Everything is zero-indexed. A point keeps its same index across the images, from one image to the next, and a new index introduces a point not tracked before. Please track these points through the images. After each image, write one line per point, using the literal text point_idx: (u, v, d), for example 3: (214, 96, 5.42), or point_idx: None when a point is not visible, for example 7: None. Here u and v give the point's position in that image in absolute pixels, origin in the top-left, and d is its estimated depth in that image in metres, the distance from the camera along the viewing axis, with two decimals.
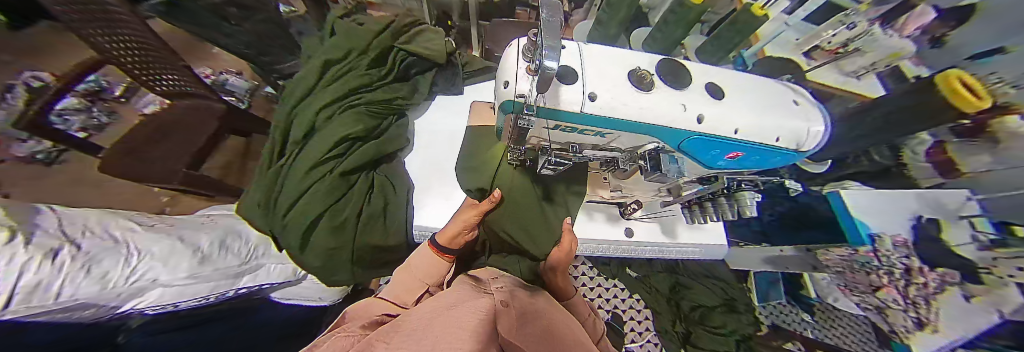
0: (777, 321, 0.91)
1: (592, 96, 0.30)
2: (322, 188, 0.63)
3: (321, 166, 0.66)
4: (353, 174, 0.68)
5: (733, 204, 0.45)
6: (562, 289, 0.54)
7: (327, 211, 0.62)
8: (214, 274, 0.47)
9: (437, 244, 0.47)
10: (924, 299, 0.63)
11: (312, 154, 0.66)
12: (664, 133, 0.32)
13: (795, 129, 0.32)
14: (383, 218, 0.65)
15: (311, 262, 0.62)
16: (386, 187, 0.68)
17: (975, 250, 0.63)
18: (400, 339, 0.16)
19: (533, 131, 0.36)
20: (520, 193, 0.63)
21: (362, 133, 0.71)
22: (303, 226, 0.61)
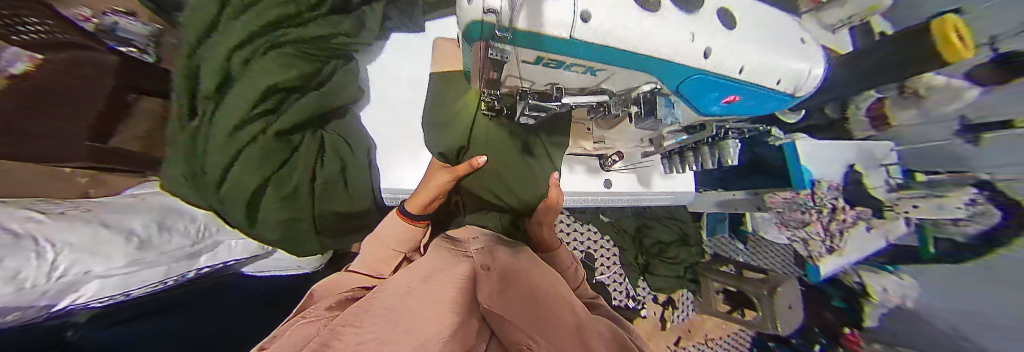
0: (718, 250, 1.11)
1: (586, 16, 0.23)
2: (257, 154, 0.52)
3: (250, 124, 0.51)
4: (293, 135, 0.59)
5: (715, 153, 0.50)
6: (549, 241, 0.56)
7: (272, 181, 0.54)
8: (166, 258, 0.42)
9: (406, 211, 0.46)
10: (839, 230, 0.76)
11: (228, 110, 0.49)
12: (662, 71, 0.29)
13: (791, 70, 0.31)
14: (344, 184, 0.63)
15: (267, 236, 0.56)
16: (339, 149, 0.64)
17: (885, 192, 0.78)
18: (364, 333, 0.16)
19: (517, 67, 0.31)
20: (498, 144, 0.62)
21: (298, 82, 0.59)
22: (243, 201, 0.51)
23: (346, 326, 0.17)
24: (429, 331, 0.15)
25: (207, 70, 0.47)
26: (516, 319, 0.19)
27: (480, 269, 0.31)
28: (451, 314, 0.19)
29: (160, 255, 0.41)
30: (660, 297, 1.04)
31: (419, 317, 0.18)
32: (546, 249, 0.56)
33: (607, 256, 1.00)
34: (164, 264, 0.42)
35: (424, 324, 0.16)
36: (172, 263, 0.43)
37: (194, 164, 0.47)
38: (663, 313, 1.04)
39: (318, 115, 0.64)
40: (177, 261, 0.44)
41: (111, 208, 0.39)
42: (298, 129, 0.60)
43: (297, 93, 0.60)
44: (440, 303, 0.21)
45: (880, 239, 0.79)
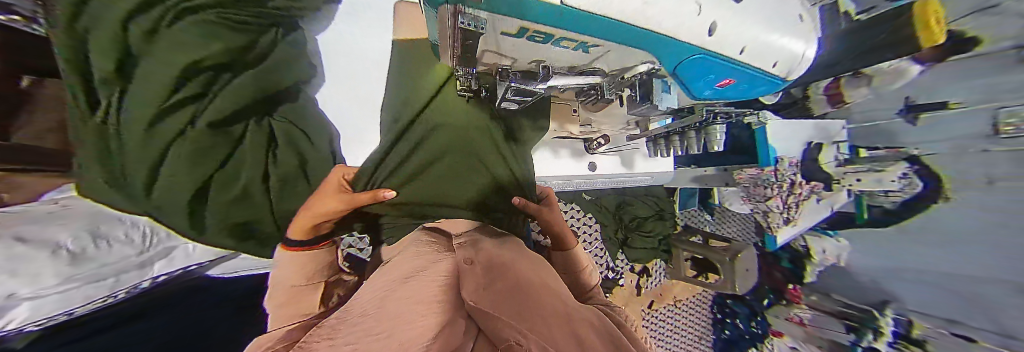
0: (689, 221, 1.21)
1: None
2: (189, 150, 0.59)
3: (171, 118, 0.57)
4: (233, 127, 0.65)
5: (701, 137, 0.51)
6: (562, 235, 0.54)
7: (215, 182, 0.63)
8: (102, 272, 0.41)
9: (289, 242, 0.47)
10: (796, 203, 0.80)
11: (133, 112, 0.53)
12: (668, 55, 0.20)
13: (798, 50, 0.26)
14: (304, 178, 0.72)
15: (221, 243, 0.63)
16: (297, 142, 0.73)
17: (835, 166, 0.86)
18: (338, 342, 0.15)
19: (479, 44, 0.19)
20: (470, 130, 0.74)
21: (225, 59, 0.63)
22: (184, 201, 0.58)
23: (317, 341, 0.16)
24: (407, 335, 0.14)
25: (103, 56, 0.49)
26: (503, 312, 0.18)
27: (463, 264, 0.30)
28: (434, 316, 0.18)
29: (92, 270, 0.40)
30: (636, 266, 1.13)
31: (399, 321, 0.17)
32: (564, 247, 0.53)
33: (589, 232, 1.06)
34: (100, 280, 0.41)
35: (403, 326, 0.16)
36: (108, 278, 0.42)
37: (113, 165, 0.51)
38: (638, 280, 1.14)
39: (263, 100, 0.70)
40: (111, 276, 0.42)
41: (39, 219, 0.37)
42: (235, 120, 0.65)
43: (227, 74, 0.64)
44: (422, 306, 0.20)
45: (829, 210, 0.88)
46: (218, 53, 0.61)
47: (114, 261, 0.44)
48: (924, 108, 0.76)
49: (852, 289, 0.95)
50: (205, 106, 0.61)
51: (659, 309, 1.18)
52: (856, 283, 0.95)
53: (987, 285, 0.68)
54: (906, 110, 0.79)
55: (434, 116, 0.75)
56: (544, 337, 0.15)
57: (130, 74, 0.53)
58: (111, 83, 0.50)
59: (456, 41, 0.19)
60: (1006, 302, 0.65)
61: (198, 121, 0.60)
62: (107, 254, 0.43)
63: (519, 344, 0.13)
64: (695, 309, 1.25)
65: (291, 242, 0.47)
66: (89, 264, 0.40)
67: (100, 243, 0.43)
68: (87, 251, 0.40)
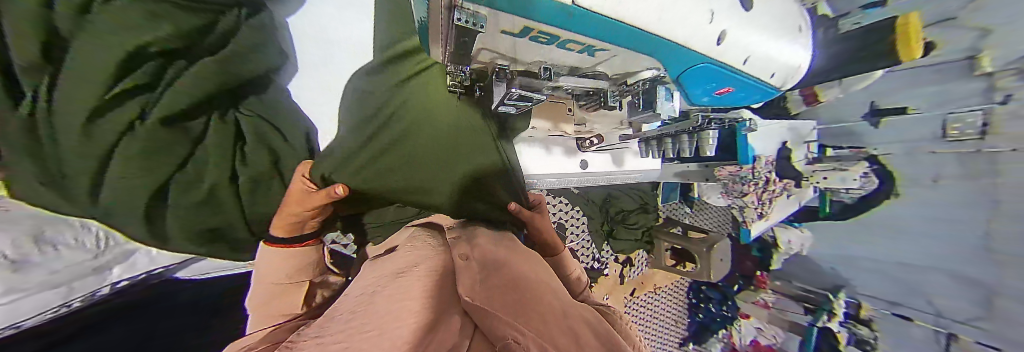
0: (671, 214, 1.26)
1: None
2: (139, 150, 0.45)
3: (110, 113, 0.41)
4: (190, 122, 0.52)
5: (694, 141, 0.53)
6: (551, 242, 0.51)
7: (176, 184, 0.50)
8: (61, 277, 0.36)
9: (273, 239, 0.43)
10: (769, 199, 0.86)
11: (68, 117, 0.37)
12: (669, 62, 0.20)
13: (795, 59, 0.26)
14: (278, 177, 0.59)
15: (190, 248, 0.52)
16: (268, 135, 0.59)
17: (806, 165, 0.93)
18: (327, 343, 0.14)
19: (474, 41, 0.17)
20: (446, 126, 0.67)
21: (179, 45, 0.46)
22: (142, 198, 0.46)
23: (299, 347, 0.14)
24: (400, 334, 0.13)
25: (23, 36, 0.31)
26: (499, 308, 0.18)
27: (457, 260, 0.29)
28: (426, 312, 0.18)
29: (50, 276, 0.35)
30: (620, 257, 1.18)
31: (390, 318, 0.16)
32: (552, 252, 0.50)
33: (577, 225, 1.06)
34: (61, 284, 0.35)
35: (395, 325, 0.15)
36: (69, 283, 0.36)
37: (45, 157, 0.37)
38: (621, 270, 1.19)
39: (230, 89, 0.55)
40: (77, 279, 0.38)
41: None
42: (196, 111, 0.52)
43: (180, 58, 0.48)
44: (415, 303, 0.19)
45: (795, 205, 0.95)
46: (168, 36, 0.44)
47: (76, 262, 0.39)
48: (887, 113, 0.92)
49: (808, 276, 1.17)
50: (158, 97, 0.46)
51: (640, 296, 1.24)
52: (814, 270, 1.16)
53: (924, 271, 0.92)
54: (872, 113, 0.95)
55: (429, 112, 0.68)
56: (544, 334, 0.15)
57: (64, 52, 0.35)
58: (41, 67, 0.34)
59: (450, 34, 0.17)
60: (939, 281, 0.90)
61: (148, 115, 0.45)
62: (71, 253, 0.39)
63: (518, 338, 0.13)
64: (672, 295, 1.32)
65: (279, 238, 0.43)
66: (48, 266, 0.35)
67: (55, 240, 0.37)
68: (43, 248, 0.36)
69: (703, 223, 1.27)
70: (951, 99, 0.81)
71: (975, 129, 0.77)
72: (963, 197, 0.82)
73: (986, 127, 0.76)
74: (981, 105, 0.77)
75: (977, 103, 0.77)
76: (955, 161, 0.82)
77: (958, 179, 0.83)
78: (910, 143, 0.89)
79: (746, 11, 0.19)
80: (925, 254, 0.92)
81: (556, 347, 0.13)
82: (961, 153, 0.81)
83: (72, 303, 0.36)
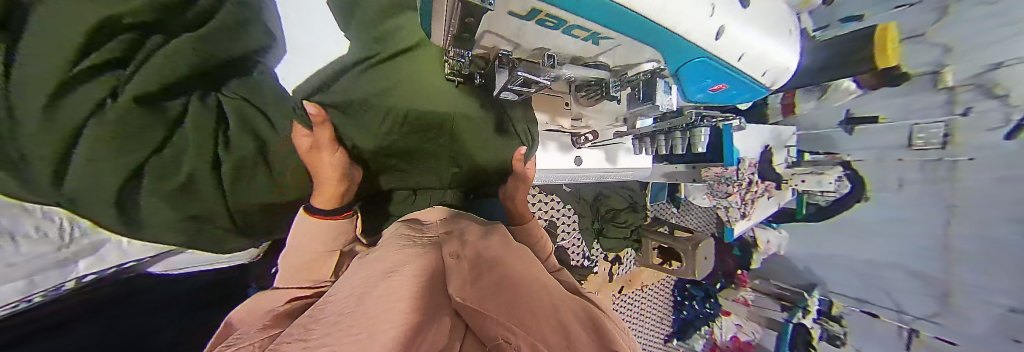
0: (658, 213, 1.29)
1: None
2: (113, 132, 0.32)
3: (74, 93, 0.28)
4: (166, 98, 0.39)
5: (686, 138, 0.55)
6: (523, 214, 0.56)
7: (151, 169, 0.37)
8: (17, 271, 0.34)
9: (318, 209, 0.38)
10: (751, 199, 0.90)
11: (40, 67, 0.25)
12: (665, 53, 0.20)
13: (784, 61, 0.27)
14: (265, 165, 0.49)
15: (164, 239, 0.43)
16: (249, 115, 0.49)
17: (786, 168, 0.99)
18: (315, 343, 0.14)
19: (479, 23, 0.17)
20: (462, 115, 0.55)
21: (148, 16, 0.35)
22: (106, 195, 0.34)
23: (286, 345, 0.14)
24: (387, 339, 0.13)
25: None
26: (489, 309, 0.18)
27: (448, 259, 0.29)
28: (415, 314, 0.18)
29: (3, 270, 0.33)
30: (609, 255, 1.20)
31: (378, 321, 0.16)
32: (519, 222, 0.56)
33: (567, 223, 1.07)
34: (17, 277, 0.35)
35: (383, 328, 0.15)
36: (26, 278, 0.35)
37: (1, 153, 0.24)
38: (610, 268, 1.21)
39: (209, 70, 0.45)
40: None
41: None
42: (176, 88, 0.41)
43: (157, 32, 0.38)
44: (405, 305, 0.19)
45: (775, 206, 1.00)
46: (140, 9, 0.34)
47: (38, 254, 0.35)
48: (859, 122, 0.98)
49: (787, 275, 1.22)
50: (133, 72, 0.35)
51: (628, 293, 1.28)
52: (792, 268, 1.21)
53: (886, 270, 1.00)
54: (847, 120, 1.01)
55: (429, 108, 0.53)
56: (534, 335, 0.15)
57: (23, 14, 0.23)
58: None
59: (455, 16, 0.17)
60: (900, 279, 0.97)
61: (121, 92, 0.33)
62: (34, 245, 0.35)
63: (512, 344, 0.14)
64: (657, 293, 1.36)
65: (320, 209, 0.39)
66: None
67: (14, 233, 0.33)
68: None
69: (687, 221, 1.31)
70: (914, 110, 0.88)
71: (937, 138, 0.84)
72: (921, 201, 0.89)
73: (947, 138, 0.82)
74: (942, 117, 0.83)
75: (938, 116, 0.84)
76: (919, 167, 0.88)
77: (921, 183, 0.89)
78: (878, 149, 0.96)
79: (744, 8, 0.20)
80: (884, 254, 0.99)
81: (542, 346, 0.14)
82: (924, 160, 0.87)
83: (30, 298, 0.35)
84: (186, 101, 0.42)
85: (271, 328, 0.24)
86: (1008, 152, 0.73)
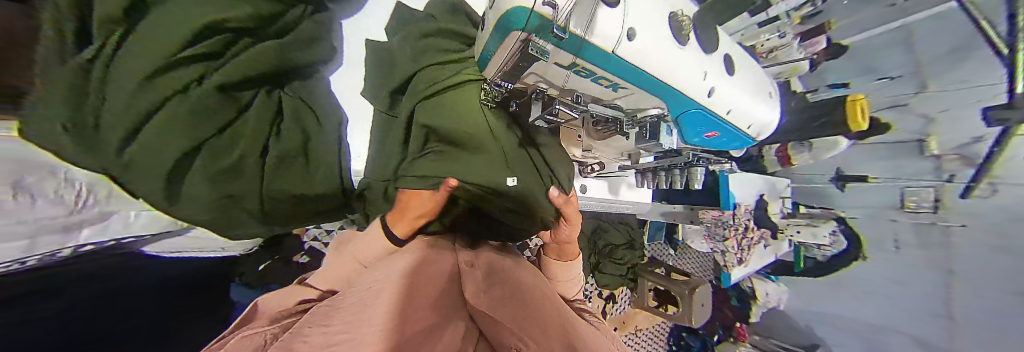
0: (656, 253, 1.28)
1: (633, 32, 0.17)
2: (188, 112, 0.32)
3: (166, 75, 0.30)
4: (238, 92, 0.41)
5: (684, 176, 0.57)
6: (568, 251, 0.52)
7: (207, 151, 0.35)
8: (27, 229, 0.28)
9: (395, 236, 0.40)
10: (748, 245, 0.91)
11: (140, 60, 0.27)
12: (669, 105, 0.24)
13: (768, 118, 0.32)
14: (304, 157, 0.48)
15: (189, 215, 0.38)
16: (303, 115, 0.50)
17: (781, 218, 1.01)
18: (338, 333, 0.16)
19: (529, 68, 0.21)
20: (500, 142, 0.49)
21: (249, 24, 0.40)
22: (164, 167, 0.31)
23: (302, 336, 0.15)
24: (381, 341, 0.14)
25: None
26: (505, 320, 0.20)
27: (463, 266, 0.30)
28: (428, 318, 0.19)
29: (16, 226, 0.27)
30: (604, 292, 1.16)
31: (389, 314, 0.18)
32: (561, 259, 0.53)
33: None
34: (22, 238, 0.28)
35: (376, 324, 0.16)
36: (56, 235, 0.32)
37: (83, 112, 0.25)
38: (604, 306, 1.17)
39: (281, 72, 0.48)
40: None
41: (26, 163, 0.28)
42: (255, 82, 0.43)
43: (247, 36, 0.41)
44: (417, 304, 0.20)
45: (772, 255, 1.01)
46: (245, 17, 0.39)
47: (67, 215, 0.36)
48: (850, 179, 1.00)
49: (788, 331, 1.22)
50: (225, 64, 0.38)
51: (621, 337, 1.21)
52: (794, 326, 1.21)
53: (890, 334, 0.97)
54: (837, 178, 1.03)
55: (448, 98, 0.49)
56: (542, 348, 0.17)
57: (144, 12, 0.29)
58: (117, 22, 0.26)
59: (512, 60, 0.21)
60: (907, 346, 0.94)
61: (207, 79, 0.35)
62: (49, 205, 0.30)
63: None
64: (653, 339, 1.29)
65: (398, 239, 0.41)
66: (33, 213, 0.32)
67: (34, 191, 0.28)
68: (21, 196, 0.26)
69: (683, 265, 1.30)
70: (903, 173, 0.90)
71: (928, 201, 0.86)
72: (918, 265, 0.90)
73: (937, 202, 0.85)
74: (933, 181, 0.85)
75: (928, 180, 0.86)
76: (914, 228, 0.90)
77: (916, 247, 0.90)
78: (874, 208, 0.97)
79: (729, 75, 0.26)
80: (888, 317, 0.97)
81: None
82: (918, 222, 0.89)
83: (57, 253, 0.33)
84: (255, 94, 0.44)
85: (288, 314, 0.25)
86: (996, 222, 0.75)
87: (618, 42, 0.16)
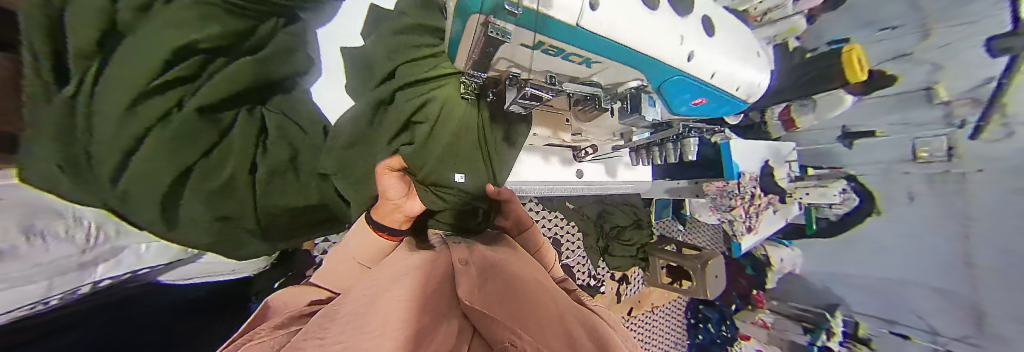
0: (664, 231, 1.27)
1: (594, 2, 0.16)
2: (172, 136, 0.33)
3: (147, 103, 0.30)
4: (217, 112, 0.41)
5: (676, 148, 0.55)
6: (523, 221, 0.52)
7: (198, 172, 0.37)
8: (43, 272, 0.28)
9: (378, 226, 0.42)
10: (756, 212, 0.90)
11: (118, 91, 0.27)
12: (647, 73, 0.23)
13: (757, 79, 0.31)
14: (294, 169, 0.49)
15: (189, 240, 0.38)
16: (289, 129, 0.50)
17: (789, 182, 0.99)
18: (333, 341, 0.15)
19: (496, 52, 0.21)
20: (471, 135, 0.52)
21: (222, 43, 0.40)
22: (157, 195, 0.33)
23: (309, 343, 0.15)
24: (396, 337, 0.14)
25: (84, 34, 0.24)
26: (500, 315, 0.19)
27: (457, 264, 0.30)
28: (425, 317, 0.19)
29: (33, 269, 0.27)
30: (616, 274, 1.17)
31: (387, 319, 0.17)
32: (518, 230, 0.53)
33: (571, 241, 1.06)
34: (41, 279, 0.28)
35: (393, 326, 0.16)
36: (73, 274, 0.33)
37: (74, 148, 0.26)
38: (618, 288, 1.18)
39: (257, 86, 0.48)
40: None
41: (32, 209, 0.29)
42: (232, 100, 0.43)
43: (219, 56, 0.41)
44: (412, 306, 0.20)
45: (782, 220, 1.00)
46: (214, 35, 0.38)
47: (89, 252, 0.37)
48: (857, 136, 0.98)
49: (803, 294, 1.18)
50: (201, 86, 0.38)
51: (638, 316, 1.22)
52: (811, 289, 1.17)
53: (911, 286, 0.95)
54: (845, 136, 1.00)
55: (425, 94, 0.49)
56: (538, 343, 0.17)
57: (116, 42, 0.29)
58: (89, 56, 0.26)
59: (477, 47, 0.21)
60: (925, 297, 0.93)
61: (184, 103, 0.35)
62: (59, 246, 0.30)
63: None
64: (670, 315, 1.30)
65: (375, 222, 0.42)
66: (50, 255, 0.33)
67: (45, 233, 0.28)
68: (33, 239, 0.27)
69: (692, 239, 1.29)
70: (915, 124, 0.88)
71: (942, 151, 0.85)
72: (932, 216, 0.89)
73: (951, 150, 0.84)
74: (945, 129, 0.84)
75: (940, 129, 0.85)
76: (928, 180, 0.89)
77: (931, 196, 0.89)
78: (885, 163, 0.95)
79: (708, 37, 0.25)
80: (912, 270, 0.95)
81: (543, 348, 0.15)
82: (932, 173, 0.88)
83: (78, 290, 0.34)
84: (235, 112, 0.44)
85: (289, 324, 0.25)
86: (1013, 165, 0.75)
87: (580, 13, 0.16)
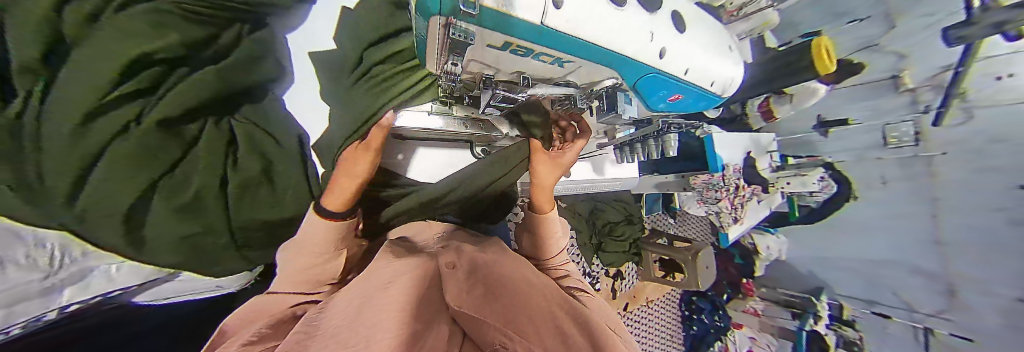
0: (655, 225, 1.30)
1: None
2: (131, 151, 0.33)
3: (108, 113, 0.31)
4: (184, 124, 0.40)
5: (659, 145, 0.57)
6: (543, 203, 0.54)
7: (161, 189, 0.37)
8: None
9: (327, 212, 0.36)
10: (740, 203, 0.92)
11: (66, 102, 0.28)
12: (618, 67, 0.24)
13: (732, 73, 0.32)
14: (269, 183, 0.46)
15: (158, 260, 0.41)
16: (258, 139, 0.47)
17: (769, 171, 1.02)
18: None
19: (464, 53, 0.20)
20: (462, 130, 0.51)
21: (180, 53, 0.38)
22: None
23: None
24: (387, 346, 0.14)
25: None
26: (489, 316, 0.19)
27: (445, 268, 0.30)
28: (412, 323, 0.18)
29: None
30: (610, 270, 1.19)
31: (374, 332, 0.16)
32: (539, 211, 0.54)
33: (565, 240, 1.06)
34: None
35: (382, 337, 0.15)
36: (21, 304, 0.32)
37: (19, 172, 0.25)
38: (613, 284, 1.19)
39: (227, 96, 0.46)
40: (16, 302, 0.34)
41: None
42: (198, 112, 0.42)
43: (181, 66, 0.40)
44: (404, 313, 0.20)
45: (766, 210, 1.03)
46: (172, 45, 0.36)
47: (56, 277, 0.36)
48: (832, 124, 1.04)
49: (790, 281, 1.23)
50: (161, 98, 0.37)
51: (633, 311, 1.23)
52: (797, 275, 1.22)
53: (886, 268, 1.00)
54: (820, 125, 1.06)
55: (398, 81, 0.50)
56: (532, 341, 0.16)
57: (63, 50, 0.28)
58: None
59: (444, 49, 0.20)
60: (905, 280, 0.97)
61: (145, 116, 0.35)
62: None
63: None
64: (664, 308, 1.32)
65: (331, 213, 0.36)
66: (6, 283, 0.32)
67: None
68: None
69: (681, 232, 1.33)
70: (885, 111, 0.92)
71: (909, 136, 0.88)
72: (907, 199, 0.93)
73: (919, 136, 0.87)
74: (910, 115, 0.88)
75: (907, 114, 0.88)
76: (898, 164, 0.93)
77: (902, 180, 0.93)
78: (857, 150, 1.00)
79: (679, 32, 0.25)
80: (888, 253, 0.99)
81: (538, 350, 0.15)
82: (900, 157, 0.92)
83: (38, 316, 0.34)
84: (203, 122, 0.43)
85: (260, 342, 0.22)
86: (972, 147, 0.78)
87: (543, 13, 0.15)
